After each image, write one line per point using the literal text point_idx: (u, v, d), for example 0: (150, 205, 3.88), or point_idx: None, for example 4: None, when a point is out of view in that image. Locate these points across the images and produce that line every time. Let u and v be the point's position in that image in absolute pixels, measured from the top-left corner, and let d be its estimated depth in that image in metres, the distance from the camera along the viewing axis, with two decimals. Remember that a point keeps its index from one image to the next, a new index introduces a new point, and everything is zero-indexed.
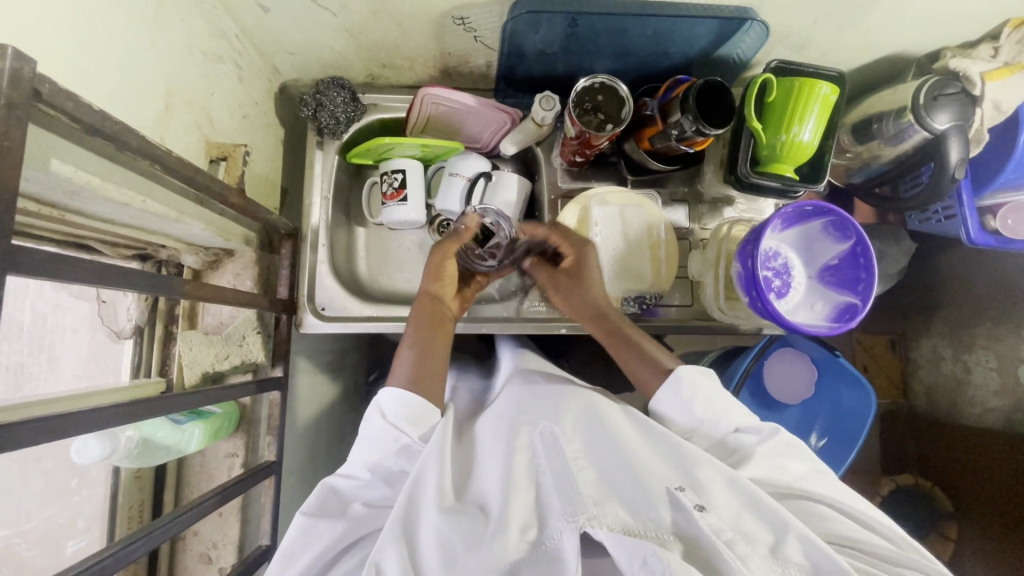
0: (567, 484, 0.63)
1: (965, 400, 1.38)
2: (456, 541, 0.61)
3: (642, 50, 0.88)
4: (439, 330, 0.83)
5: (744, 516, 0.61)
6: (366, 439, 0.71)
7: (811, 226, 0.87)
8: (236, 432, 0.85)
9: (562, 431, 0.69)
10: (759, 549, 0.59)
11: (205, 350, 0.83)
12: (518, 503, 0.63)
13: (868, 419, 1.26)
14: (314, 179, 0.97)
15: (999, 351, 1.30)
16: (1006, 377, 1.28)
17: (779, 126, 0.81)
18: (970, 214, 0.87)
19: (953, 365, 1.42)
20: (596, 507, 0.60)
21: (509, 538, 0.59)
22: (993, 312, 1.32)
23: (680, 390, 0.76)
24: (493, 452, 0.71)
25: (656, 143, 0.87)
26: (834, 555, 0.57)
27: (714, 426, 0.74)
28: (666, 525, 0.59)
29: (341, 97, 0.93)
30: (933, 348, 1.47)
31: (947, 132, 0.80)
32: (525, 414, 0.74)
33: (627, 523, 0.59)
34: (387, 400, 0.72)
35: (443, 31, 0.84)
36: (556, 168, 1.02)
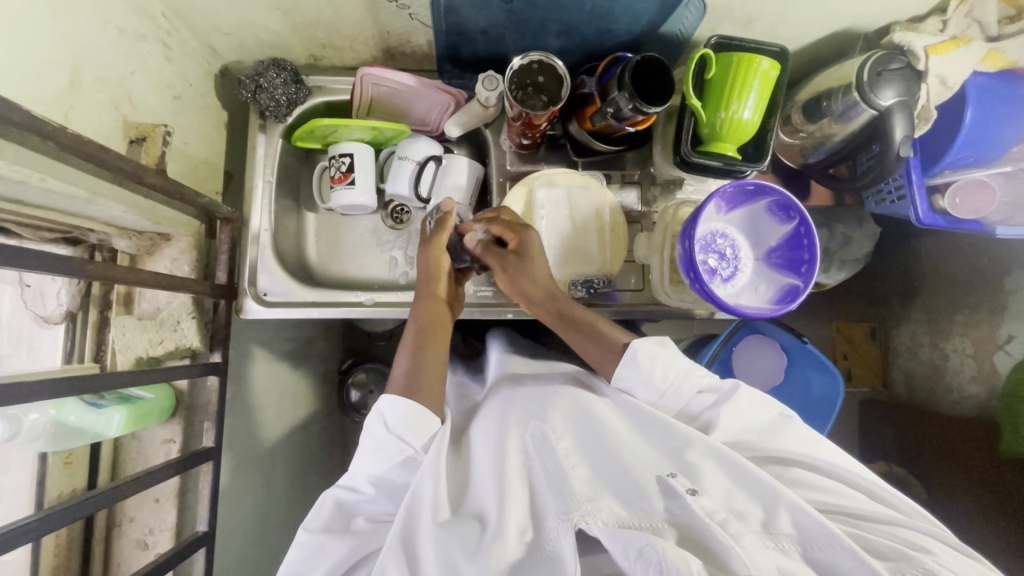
0: (560, 484, 0.62)
1: (943, 388, 1.37)
2: (455, 550, 0.60)
3: (584, 26, 0.86)
4: (437, 337, 0.80)
5: (733, 494, 0.60)
6: (369, 453, 0.70)
7: (756, 206, 0.85)
8: (172, 418, 0.84)
9: (549, 426, 0.69)
10: (754, 526, 0.58)
11: (138, 334, 0.82)
12: (513, 503, 0.62)
13: (837, 408, 1.24)
14: (257, 163, 0.96)
15: (973, 337, 1.29)
16: (982, 364, 1.26)
17: (719, 103, 0.79)
18: (918, 194, 0.85)
19: (930, 352, 1.41)
20: (590, 502, 0.59)
21: (507, 541, 0.59)
22: (968, 298, 1.30)
23: (636, 362, 0.73)
24: (485, 455, 0.70)
25: (596, 123, 0.85)
26: (823, 520, 0.56)
27: (678, 391, 0.74)
28: (659, 515, 0.58)
29: (279, 78, 0.91)
30: (912, 336, 1.46)
31: (891, 109, 0.78)
32: (513, 414, 0.73)
33: (622, 517, 0.58)
34: (390, 410, 0.69)
35: (375, 8, 0.82)
36: (504, 150, 1.01)
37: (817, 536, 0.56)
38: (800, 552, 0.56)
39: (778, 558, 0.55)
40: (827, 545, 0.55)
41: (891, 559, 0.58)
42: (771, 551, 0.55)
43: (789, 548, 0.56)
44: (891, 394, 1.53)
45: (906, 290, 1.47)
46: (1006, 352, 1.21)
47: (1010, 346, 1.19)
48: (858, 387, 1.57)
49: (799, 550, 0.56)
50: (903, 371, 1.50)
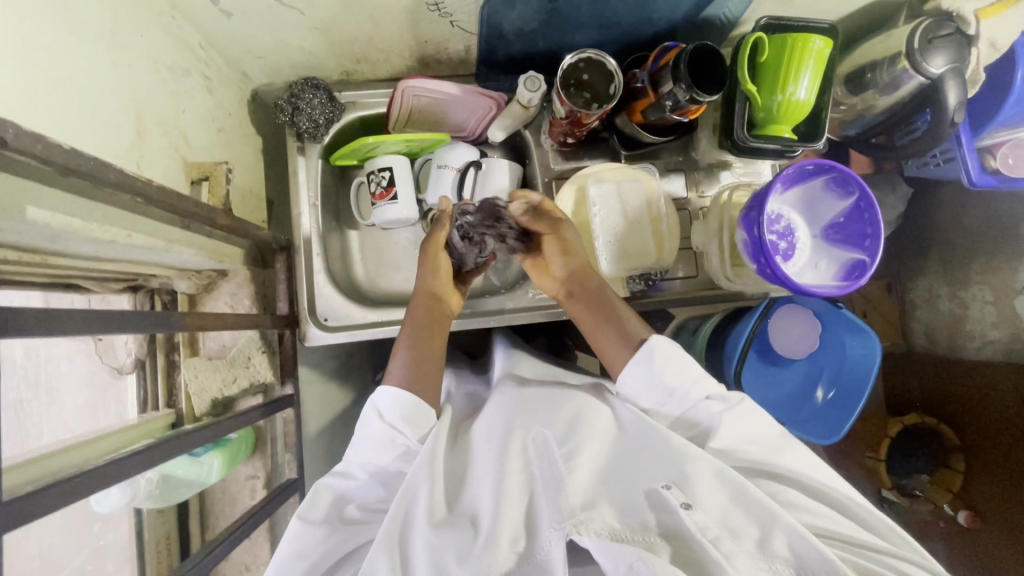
0: (555, 488, 0.61)
1: (963, 336, 1.39)
2: (447, 552, 0.58)
3: (626, 18, 0.85)
4: (431, 330, 0.81)
5: (730, 511, 0.60)
6: (361, 441, 0.71)
7: (812, 185, 0.86)
8: (254, 454, 0.84)
9: (548, 428, 0.68)
10: (745, 545, 0.58)
11: (211, 374, 0.81)
12: (510, 511, 0.60)
13: (872, 371, 1.22)
14: (300, 187, 0.94)
15: (991, 285, 1.32)
16: (1003, 310, 1.30)
17: (774, 86, 0.79)
18: (970, 156, 0.85)
19: (949, 303, 1.42)
20: (583, 512, 0.58)
21: (500, 549, 0.57)
22: (983, 248, 1.33)
23: (650, 360, 0.72)
24: (483, 460, 0.68)
25: (649, 116, 0.84)
26: (818, 547, 0.57)
27: (684, 397, 0.72)
28: (651, 526, 0.59)
29: (317, 98, 0.89)
30: (929, 288, 1.48)
31: (943, 76, 0.79)
32: (518, 416, 0.71)
33: (615, 528, 0.58)
34: (382, 400, 0.71)
35: (417, 20, 0.80)
36: (547, 150, 1.00)
37: (807, 561, 0.57)
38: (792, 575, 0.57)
39: None
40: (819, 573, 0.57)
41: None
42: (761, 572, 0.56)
43: (779, 569, 0.57)
44: (910, 347, 1.54)
45: (919, 245, 1.49)
46: None
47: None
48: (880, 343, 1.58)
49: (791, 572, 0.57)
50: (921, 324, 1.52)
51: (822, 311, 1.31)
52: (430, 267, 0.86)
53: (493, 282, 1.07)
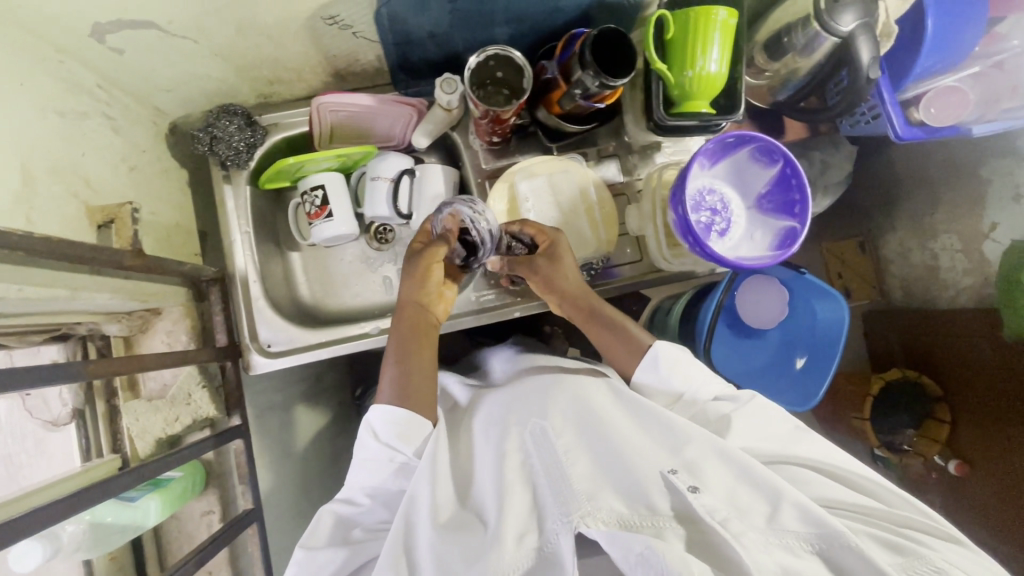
0: (558, 480, 0.62)
1: (938, 287, 1.41)
2: (454, 555, 0.61)
3: (534, 10, 0.83)
4: (419, 343, 0.80)
5: (737, 490, 0.61)
6: (359, 464, 0.73)
7: (738, 156, 0.85)
8: (207, 489, 0.84)
9: (546, 423, 0.70)
10: (757, 521, 0.58)
11: (152, 417, 0.80)
12: (513, 507, 0.62)
13: (843, 335, 1.20)
14: (230, 215, 0.93)
15: (961, 232, 1.32)
16: (973, 258, 1.31)
17: (684, 62, 0.78)
18: (894, 111, 0.84)
19: (921, 255, 1.44)
20: (589, 502, 0.59)
21: (506, 547, 0.58)
22: (952, 196, 1.33)
23: (657, 365, 0.79)
24: (486, 461, 0.71)
25: (565, 105, 0.83)
26: (829, 519, 0.57)
27: (694, 395, 0.78)
28: (662, 510, 0.58)
29: (233, 125, 0.88)
30: (901, 243, 1.50)
31: (853, 33, 0.78)
32: (514, 413, 0.74)
33: (623, 514, 0.58)
34: (377, 417, 0.73)
35: (317, 35, 0.79)
36: (477, 150, 0.99)
37: (822, 534, 0.57)
38: (809, 550, 0.57)
39: (784, 555, 0.55)
40: (833, 546, 0.56)
41: (899, 555, 0.58)
42: (773, 547, 0.56)
43: (794, 544, 0.57)
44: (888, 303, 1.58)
45: (886, 201, 1.51)
46: (994, 240, 1.24)
47: (998, 233, 1.23)
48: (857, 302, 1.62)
49: (809, 548, 0.57)
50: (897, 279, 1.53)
51: (788, 279, 1.30)
52: (416, 279, 0.82)
53: None
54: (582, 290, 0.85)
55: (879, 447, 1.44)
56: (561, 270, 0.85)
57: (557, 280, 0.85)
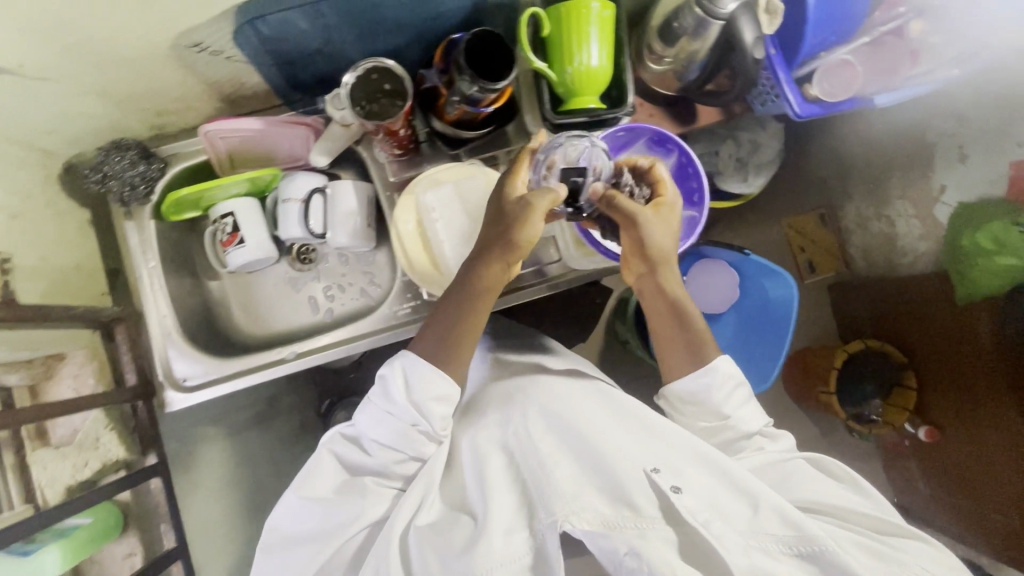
0: (546, 482, 0.68)
1: (898, 254, 1.40)
2: (442, 551, 0.67)
3: (413, 19, 0.82)
4: (467, 301, 0.76)
5: (718, 493, 0.66)
6: (379, 416, 0.75)
7: (637, 148, 0.86)
8: (128, 531, 0.83)
9: (533, 428, 0.75)
10: (735, 523, 0.63)
11: (61, 464, 0.79)
12: (500, 507, 0.68)
13: (792, 311, 1.21)
14: (133, 252, 0.92)
15: (912, 199, 1.35)
16: (927, 222, 1.32)
17: (563, 59, 0.76)
18: (789, 90, 0.82)
19: (879, 224, 1.44)
20: (572, 504, 0.64)
21: (493, 540, 0.65)
22: (897, 162, 1.37)
23: (711, 379, 0.75)
24: (471, 461, 0.75)
25: (452, 112, 0.81)
26: (803, 523, 0.62)
27: (742, 423, 0.77)
28: (644, 510, 0.64)
29: (125, 160, 0.87)
30: (858, 212, 1.50)
31: (735, 13, 0.78)
32: (503, 411, 0.80)
33: (604, 516, 0.64)
34: (411, 367, 0.73)
35: (190, 63, 0.77)
36: (384, 162, 0.98)
37: (800, 537, 0.61)
38: (788, 553, 0.61)
39: (761, 557, 0.61)
40: (813, 550, 0.60)
41: (880, 560, 0.62)
42: (752, 551, 0.61)
43: (772, 547, 0.62)
44: (853, 273, 1.56)
45: (839, 172, 1.52)
46: (944, 202, 1.27)
47: (946, 195, 1.26)
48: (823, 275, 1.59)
49: (788, 551, 0.61)
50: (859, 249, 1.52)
51: (736, 261, 1.28)
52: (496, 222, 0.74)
53: (371, 301, 1.06)
54: (661, 267, 0.77)
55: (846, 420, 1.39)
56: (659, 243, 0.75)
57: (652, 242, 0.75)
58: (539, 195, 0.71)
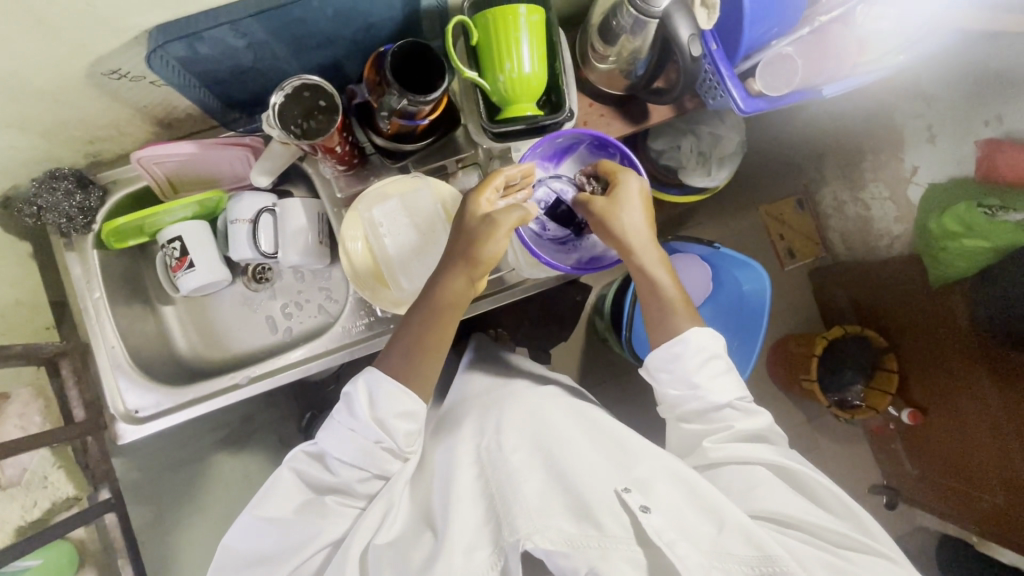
0: (513, 497, 0.67)
1: (874, 238, 1.39)
2: (398, 568, 0.65)
3: (343, 31, 0.80)
4: (435, 315, 0.75)
5: (685, 511, 0.65)
6: (344, 435, 0.72)
7: (579, 153, 0.88)
8: (84, 569, 0.82)
9: (505, 447, 0.76)
10: (701, 540, 0.62)
11: (9, 506, 0.78)
12: (462, 525, 0.67)
13: (766, 303, 1.19)
14: (77, 283, 0.90)
15: (885, 180, 1.34)
16: (900, 204, 1.30)
17: (495, 67, 0.74)
18: (733, 85, 0.80)
19: (855, 208, 1.43)
20: (535, 523, 0.63)
21: (453, 559, 0.63)
22: (872, 141, 1.37)
23: (676, 355, 0.75)
24: (442, 479, 0.75)
25: (387, 127, 0.79)
26: (761, 538, 0.60)
27: (713, 395, 0.75)
28: (610, 530, 0.63)
29: (59, 190, 0.85)
30: (834, 196, 1.49)
31: (669, 10, 0.75)
32: (475, 434, 0.81)
33: (569, 534, 0.62)
34: (375, 385, 0.73)
35: (112, 90, 0.75)
36: (331, 178, 0.97)
37: (763, 557, 0.59)
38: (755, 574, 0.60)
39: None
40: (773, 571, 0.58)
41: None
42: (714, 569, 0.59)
43: (736, 569, 0.60)
44: (834, 258, 1.53)
45: (814, 156, 1.51)
46: (915, 184, 1.26)
47: (919, 175, 1.24)
48: (803, 261, 1.56)
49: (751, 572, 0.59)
50: (836, 233, 1.50)
51: (708, 254, 1.25)
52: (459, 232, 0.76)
53: (329, 317, 1.05)
54: (631, 253, 0.77)
55: (829, 407, 1.37)
56: (618, 219, 0.76)
57: (610, 222, 0.77)
58: (506, 210, 0.74)
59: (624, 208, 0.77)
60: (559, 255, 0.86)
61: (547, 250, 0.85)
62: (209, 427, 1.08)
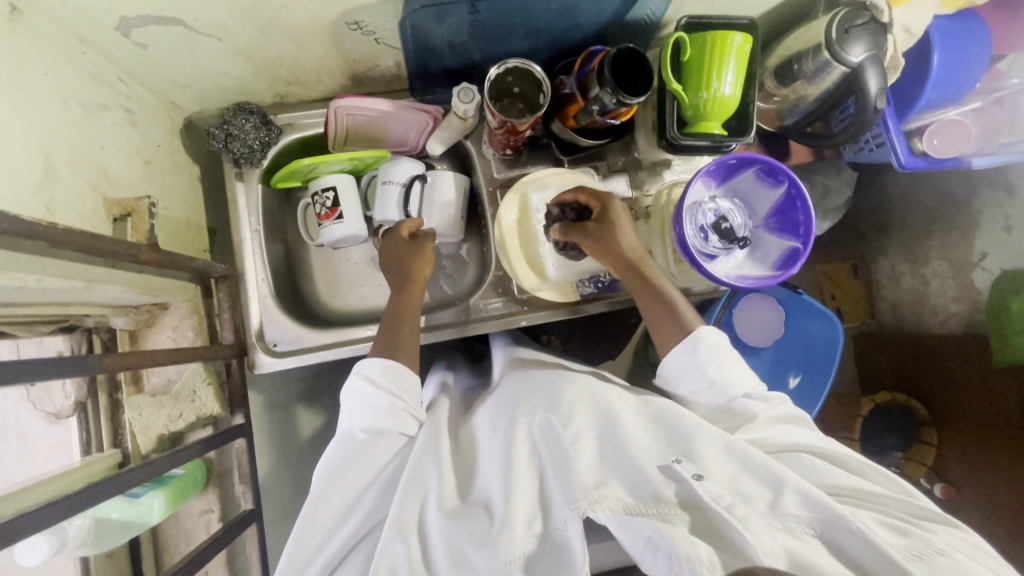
0: (563, 467, 0.61)
1: (926, 314, 1.34)
2: (464, 543, 0.60)
3: (552, 26, 0.85)
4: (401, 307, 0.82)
5: (739, 478, 0.59)
6: (358, 409, 0.72)
7: (744, 177, 0.89)
8: (206, 489, 0.84)
9: (557, 417, 0.67)
10: (759, 507, 0.56)
11: (155, 412, 0.80)
12: (523, 494, 0.61)
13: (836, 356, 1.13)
14: (241, 213, 0.93)
15: (951, 260, 1.27)
16: (962, 282, 1.25)
17: (699, 84, 0.80)
18: (898, 140, 0.87)
19: (911, 280, 1.36)
20: (596, 490, 0.58)
21: (515, 534, 0.58)
22: (944, 222, 1.28)
23: (697, 349, 0.73)
24: (490, 447, 0.69)
25: (581, 120, 0.85)
26: (832, 505, 0.55)
27: (723, 392, 0.73)
28: (667, 498, 0.57)
29: (250, 122, 0.88)
30: (892, 266, 1.41)
31: (863, 65, 0.80)
32: (524, 401, 0.71)
33: (628, 503, 0.57)
34: (373, 368, 0.74)
35: (340, 39, 0.80)
36: (489, 158, 1.00)
37: (824, 518, 0.55)
38: (813, 533, 0.55)
39: (787, 540, 0.53)
40: (835, 529, 0.54)
41: (904, 537, 0.57)
42: (777, 532, 0.54)
43: (799, 531, 0.55)
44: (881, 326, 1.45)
45: (880, 224, 1.42)
46: (983, 269, 1.21)
47: (987, 262, 1.20)
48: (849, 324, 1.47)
49: (812, 533, 0.55)
50: (888, 302, 1.42)
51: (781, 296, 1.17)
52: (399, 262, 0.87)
53: (450, 291, 1.08)
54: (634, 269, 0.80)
55: None
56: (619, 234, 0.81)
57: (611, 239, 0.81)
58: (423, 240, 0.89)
59: (620, 223, 0.82)
60: (712, 268, 0.85)
61: (704, 262, 0.85)
62: (291, 379, 1.09)
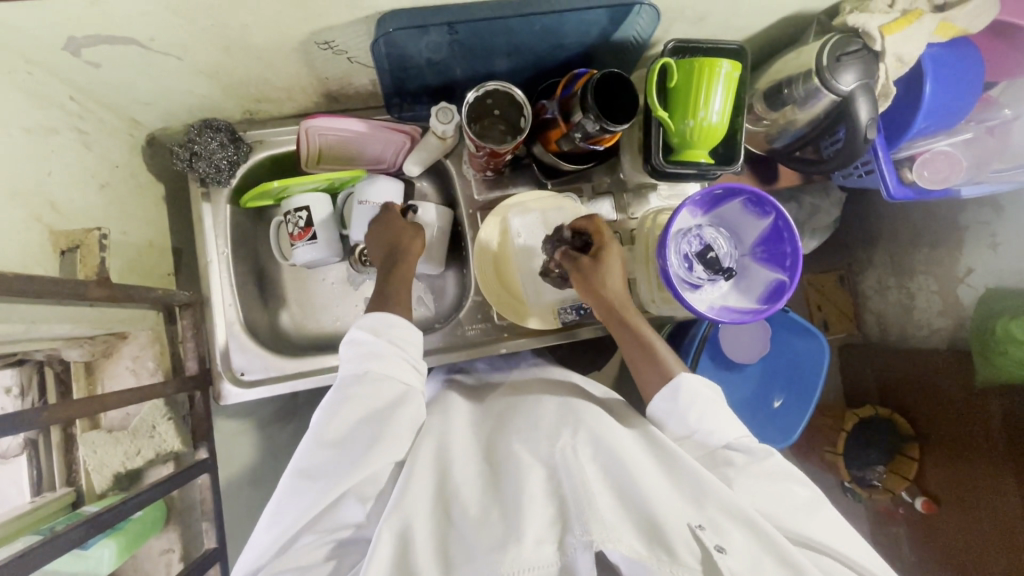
0: (580, 497, 0.56)
1: (912, 326, 1.30)
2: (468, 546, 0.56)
3: (535, 47, 0.81)
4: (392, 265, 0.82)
5: (763, 563, 0.55)
6: (358, 355, 0.68)
7: (730, 206, 0.86)
8: (168, 526, 0.82)
9: (579, 444, 0.62)
10: None
11: (112, 450, 0.77)
12: (534, 513, 0.56)
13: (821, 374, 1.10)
14: (207, 234, 0.89)
15: (936, 274, 1.23)
16: (947, 298, 1.21)
17: (685, 111, 0.77)
18: (888, 169, 0.85)
19: (897, 294, 1.33)
20: (613, 528, 0.53)
21: (522, 548, 0.53)
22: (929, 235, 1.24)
23: (676, 396, 0.71)
24: (501, 457, 0.65)
25: (563, 145, 0.82)
26: None
27: (708, 439, 0.69)
28: (683, 560, 0.53)
29: (216, 141, 0.83)
30: (879, 279, 1.38)
31: (853, 93, 0.77)
32: (549, 421, 0.67)
33: (642, 548, 0.53)
34: (383, 321, 0.71)
35: (311, 59, 0.75)
36: (470, 179, 0.97)
37: None
38: None
39: None
40: None
41: None
42: None
43: None
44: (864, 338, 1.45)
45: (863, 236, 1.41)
46: (966, 284, 1.16)
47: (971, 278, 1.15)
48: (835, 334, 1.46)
49: None
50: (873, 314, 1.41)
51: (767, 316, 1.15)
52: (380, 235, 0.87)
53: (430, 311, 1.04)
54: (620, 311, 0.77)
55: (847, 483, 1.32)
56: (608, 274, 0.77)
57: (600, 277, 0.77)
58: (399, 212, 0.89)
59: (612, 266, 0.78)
60: (694, 298, 0.83)
61: (686, 293, 0.82)
62: None
